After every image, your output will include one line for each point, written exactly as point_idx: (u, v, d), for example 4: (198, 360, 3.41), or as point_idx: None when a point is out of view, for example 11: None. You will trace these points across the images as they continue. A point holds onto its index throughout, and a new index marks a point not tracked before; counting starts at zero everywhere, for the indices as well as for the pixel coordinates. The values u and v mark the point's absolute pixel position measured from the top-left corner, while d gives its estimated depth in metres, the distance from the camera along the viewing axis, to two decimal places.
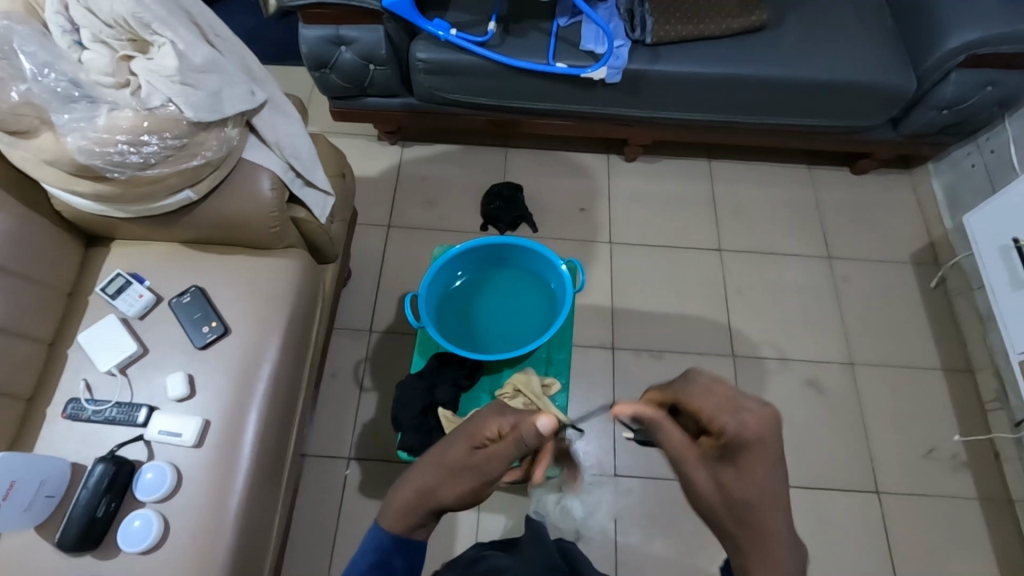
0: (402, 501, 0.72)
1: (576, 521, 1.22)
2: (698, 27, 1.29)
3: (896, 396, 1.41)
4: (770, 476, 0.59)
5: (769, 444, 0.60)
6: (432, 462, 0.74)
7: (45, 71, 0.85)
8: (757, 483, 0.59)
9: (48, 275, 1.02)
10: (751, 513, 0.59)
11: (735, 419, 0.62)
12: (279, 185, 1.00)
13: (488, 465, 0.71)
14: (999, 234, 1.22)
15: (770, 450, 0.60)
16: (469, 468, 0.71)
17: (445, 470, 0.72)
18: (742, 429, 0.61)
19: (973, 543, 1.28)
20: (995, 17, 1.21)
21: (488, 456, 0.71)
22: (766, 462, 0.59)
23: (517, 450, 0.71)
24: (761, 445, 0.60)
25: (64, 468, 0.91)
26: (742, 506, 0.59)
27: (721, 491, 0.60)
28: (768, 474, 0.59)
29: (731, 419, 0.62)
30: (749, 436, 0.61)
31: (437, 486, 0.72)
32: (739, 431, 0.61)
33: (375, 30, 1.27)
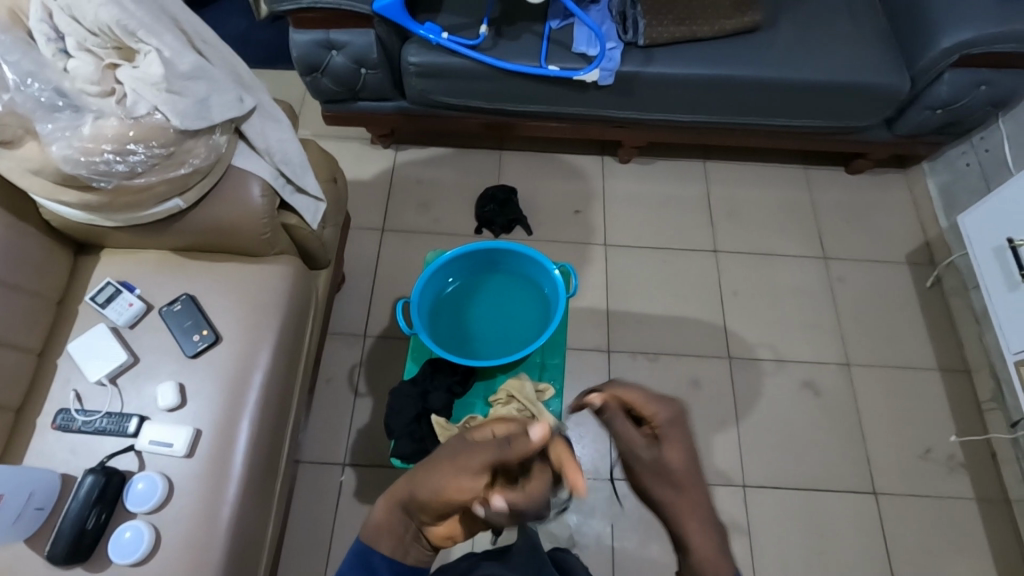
0: (394, 494, 0.77)
1: (570, 527, 1.23)
2: (690, 28, 1.28)
3: (892, 396, 1.40)
4: (689, 455, 0.74)
5: (681, 431, 0.75)
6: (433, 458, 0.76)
7: (28, 81, 0.83)
8: (683, 462, 0.73)
9: (37, 285, 1.02)
10: (681, 485, 0.73)
11: (656, 404, 0.77)
12: (269, 191, 0.99)
13: (466, 459, 0.69)
14: (994, 234, 1.22)
15: (685, 432, 0.75)
16: (450, 458, 0.71)
17: (435, 460, 0.74)
18: (664, 415, 0.76)
19: (971, 544, 1.27)
20: (988, 17, 1.21)
21: (470, 451, 0.70)
22: (684, 443, 0.75)
23: (495, 453, 0.68)
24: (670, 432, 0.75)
25: (53, 480, 0.90)
26: (682, 482, 0.73)
27: (657, 472, 0.74)
28: (686, 453, 0.74)
29: (657, 407, 0.76)
30: (670, 419, 0.76)
31: (422, 476, 0.74)
32: (665, 416, 0.76)
33: (366, 34, 1.26)
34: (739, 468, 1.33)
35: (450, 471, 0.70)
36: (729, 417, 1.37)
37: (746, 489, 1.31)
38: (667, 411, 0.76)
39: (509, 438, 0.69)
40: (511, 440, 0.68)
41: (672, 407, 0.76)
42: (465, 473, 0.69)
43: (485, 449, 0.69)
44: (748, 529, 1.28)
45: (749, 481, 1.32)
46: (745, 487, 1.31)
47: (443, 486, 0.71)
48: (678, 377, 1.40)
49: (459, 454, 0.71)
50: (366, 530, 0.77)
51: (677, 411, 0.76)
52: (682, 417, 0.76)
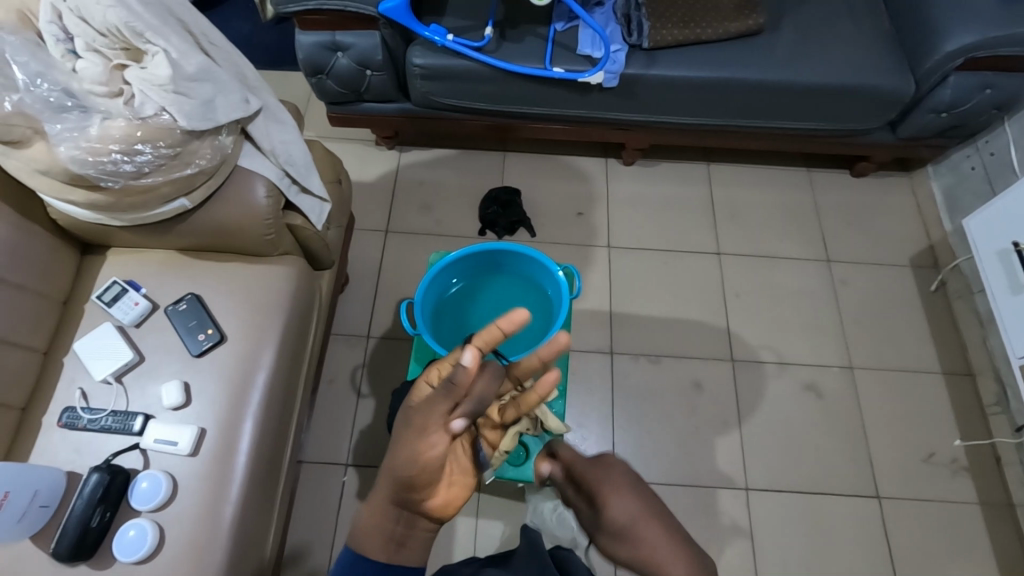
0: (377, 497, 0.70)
1: (573, 530, 1.21)
2: (694, 31, 1.29)
3: (895, 400, 1.40)
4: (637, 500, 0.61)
5: (618, 475, 0.64)
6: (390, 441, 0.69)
7: (38, 81, 0.84)
8: (629, 513, 0.60)
9: (44, 283, 1.02)
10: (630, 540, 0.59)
11: (585, 459, 0.67)
12: (274, 192, 1.00)
13: (425, 420, 0.64)
14: (998, 238, 1.22)
15: (625, 480, 0.63)
16: (408, 429, 0.65)
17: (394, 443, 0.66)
18: (592, 472, 0.65)
19: (974, 549, 1.27)
20: (992, 20, 1.21)
21: (424, 411, 0.65)
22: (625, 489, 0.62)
23: (446, 394, 0.64)
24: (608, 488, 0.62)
25: (58, 478, 0.90)
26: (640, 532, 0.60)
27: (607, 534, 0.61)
28: (628, 499, 0.61)
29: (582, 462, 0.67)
30: (602, 472, 0.64)
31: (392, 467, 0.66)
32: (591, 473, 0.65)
33: (371, 36, 1.27)
34: (741, 471, 1.32)
35: (418, 442, 0.64)
36: (731, 420, 1.37)
37: (749, 491, 1.31)
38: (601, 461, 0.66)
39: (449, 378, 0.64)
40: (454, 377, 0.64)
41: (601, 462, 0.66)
42: (430, 430, 0.65)
43: (435, 398, 0.65)
44: (750, 531, 1.27)
45: (751, 484, 1.31)
46: (747, 489, 1.31)
47: (416, 460, 0.65)
48: (680, 379, 1.40)
49: (413, 420, 0.65)
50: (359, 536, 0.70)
51: (611, 460, 0.66)
52: (612, 462, 0.65)
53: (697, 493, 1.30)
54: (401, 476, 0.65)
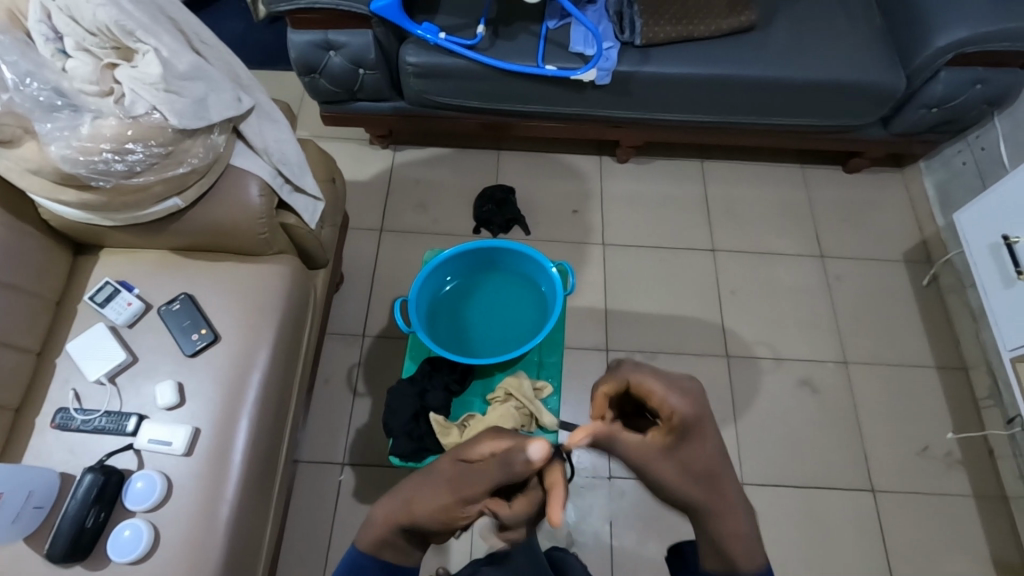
0: (388, 515, 0.80)
1: (568, 526, 1.24)
2: (687, 28, 1.29)
3: (889, 394, 1.41)
4: (714, 443, 0.73)
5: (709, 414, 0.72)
6: (427, 480, 0.79)
7: (27, 80, 0.84)
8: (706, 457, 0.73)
9: (36, 285, 1.02)
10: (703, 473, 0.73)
11: (672, 397, 0.71)
12: (268, 191, 1.00)
13: (470, 485, 0.73)
14: (990, 232, 1.22)
15: (709, 421, 0.72)
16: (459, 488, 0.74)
17: (434, 486, 0.77)
18: (687, 410, 0.70)
19: (968, 542, 1.28)
20: (982, 15, 1.22)
21: (473, 479, 0.73)
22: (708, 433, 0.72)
23: (500, 477, 0.71)
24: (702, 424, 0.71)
25: (52, 479, 0.90)
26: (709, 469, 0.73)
27: (684, 467, 0.72)
28: (708, 444, 0.72)
29: (675, 397, 0.71)
30: (694, 414, 0.71)
31: (422, 505, 0.77)
32: (684, 409, 0.70)
33: (363, 34, 1.27)
34: (737, 466, 1.33)
35: (454, 495, 0.74)
36: (727, 416, 1.37)
37: (745, 487, 1.31)
38: (684, 403, 0.71)
39: (506, 460, 0.71)
40: (512, 461, 0.70)
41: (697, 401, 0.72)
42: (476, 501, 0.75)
43: (489, 471, 0.72)
44: None
45: (747, 479, 1.32)
46: (744, 485, 1.31)
47: (444, 507, 0.75)
48: None
49: (458, 480, 0.75)
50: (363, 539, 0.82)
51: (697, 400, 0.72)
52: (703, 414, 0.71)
53: None
54: (426, 510, 0.77)
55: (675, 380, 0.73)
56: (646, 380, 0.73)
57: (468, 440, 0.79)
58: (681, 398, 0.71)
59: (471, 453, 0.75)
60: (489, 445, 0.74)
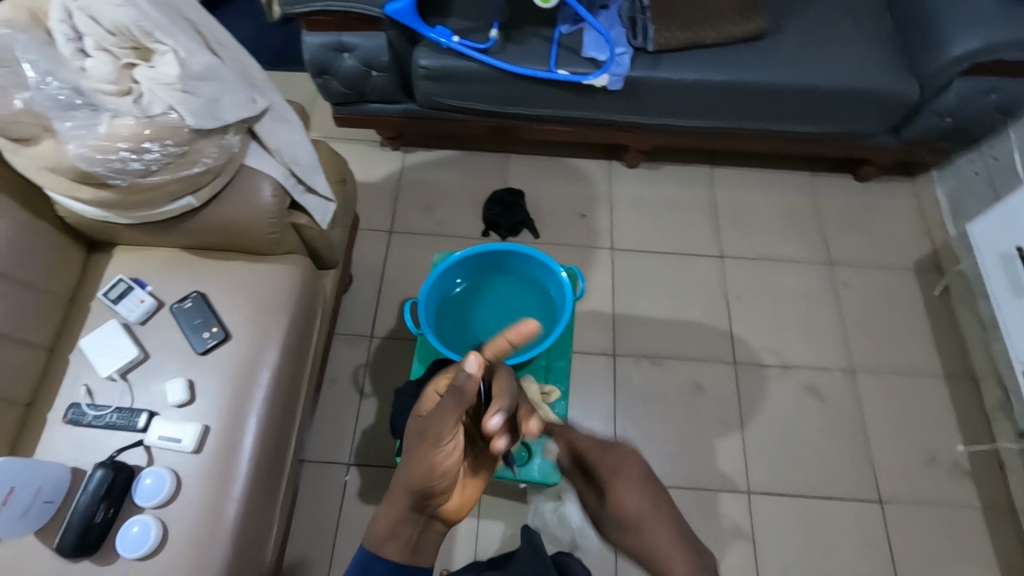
0: (392, 509, 0.77)
1: (572, 529, 1.23)
2: (698, 34, 1.29)
3: (897, 404, 1.40)
4: (643, 495, 0.70)
5: (634, 467, 0.74)
6: (404, 456, 0.75)
7: (47, 79, 0.84)
8: (635, 503, 0.70)
9: (50, 281, 1.03)
10: (632, 523, 0.69)
11: (597, 454, 0.77)
12: (280, 191, 1.01)
13: (433, 433, 0.70)
14: (1002, 242, 1.22)
15: (630, 474, 0.73)
16: (423, 438, 0.71)
17: (409, 457, 0.73)
18: (609, 468, 0.74)
19: (976, 555, 1.27)
20: (997, 25, 1.21)
21: (434, 422, 0.70)
22: (635, 483, 0.72)
23: (455, 403, 0.69)
24: (620, 473, 0.73)
25: (63, 474, 0.91)
26: (644, 516, 0.69)
27: (618, 519, 0.70)
28: (639, 492, 0.71)
29: (605, 458, 0.76)
30: (611, 467, 0.74)
31: (409, 476, 0.73)
32: (607, 467, 0.74)
33: (377, 37, 1.27)
34: (743, 473, 1.32)
35: (424, 450, 0.71)
36: (734, 423, 1.37)
37: (750, 494, 1.31)
38: (609, 458, 0.75)
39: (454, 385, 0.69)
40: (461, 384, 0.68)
41: (613, 453, 0.76)
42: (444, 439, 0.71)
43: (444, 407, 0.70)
44: (752, 534, 1.27)
45: (752, 486, 1.31)
46: (750, 492, 1.31)
47: (423, 466, 0.72)
48: (682, 381, 1.40)
49: (420, 434, 0.71)
50: (370, 539, 0.79)
51: (620, 456, 0.75)
52: (622, 465, 0.74)
53: (698, 495, 1.30)
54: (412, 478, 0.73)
55: (615, 452, 0.76)
56: (588, 450, 0.78)
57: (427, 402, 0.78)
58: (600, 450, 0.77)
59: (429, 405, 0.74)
60: (436, 388, 0.80)
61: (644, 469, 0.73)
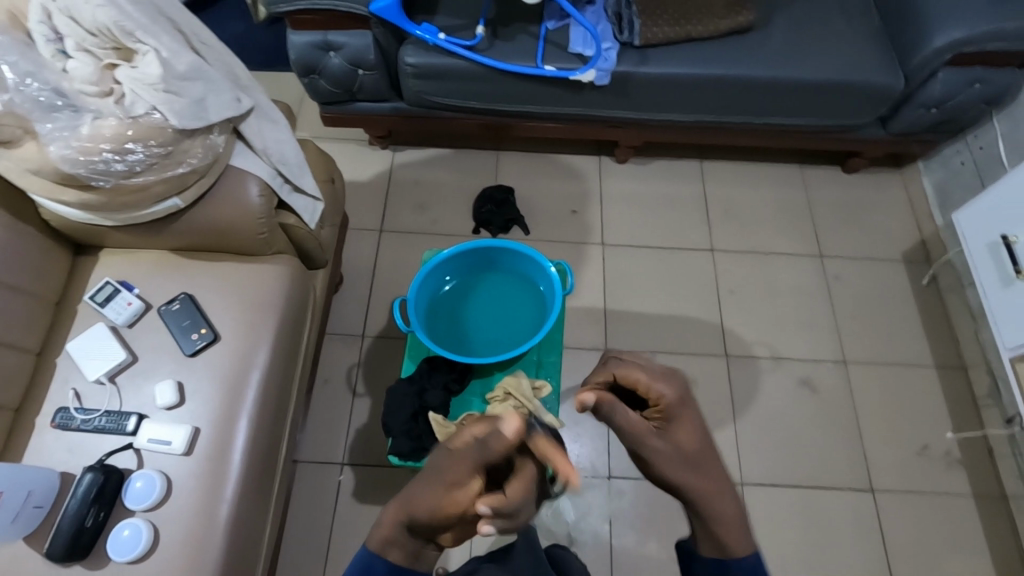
0: (391, 515, 0.72)
1: (567, 525, 1.24)
2: (685, 28, 1.29)
3: (888, 393, 1.41)
4: (701, 433, 0.69)
5: (693, 402, 0.70)
6: (420, 474, 0.71)
7: (27, 80, 0.84)
8: (691, 440, 0.68)
9: (36, 285, 1.02)
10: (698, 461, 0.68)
11: (658, 387, 0.70)
12: (267, 191, 1.00)
13: (456, 467, 0.67)
14: (988, 232, 1.23)
15: (694, 410, 0.69)
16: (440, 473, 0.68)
17: (421, 478, 0.69)
18: (669, 395, 0.69)
19: (968, 542, 1.28)
20: (980, 15, 1.22)
21: (455, 456, 0.68)
22: (697, 422, 0.69)
23: (480, 455, 0.66)
24: (687, 410, 0.69)
25: (52, 479, 0.90)
26: (700, 458, 0.68)
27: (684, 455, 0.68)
28: (699, 431, 0.69)
29: (661, 386, 0.70)
30: (678, 398, 0.69)
31: (415, 496, 0.69)
32: (668, 396, 0.69)
33: (363, 35, 1.27)
34: (736, 466, 1.33)
35: (440, 487, 0.67)
36: (727, 416, 1.37)
37: (744, 486, 1.31)
38: (669, 390, 0.70)
39: (484, 438, 0.67)
40: (489, 438, 0.66)
41: (676, 385, 0.70)
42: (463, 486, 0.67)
43: (468, 450, 0.67)
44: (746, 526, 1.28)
45: (746, 479, 1.32)
46: (743, 484, 1.31)
47: (435, 500, 0.68)
48: None
49: (440, 468, 0.68)
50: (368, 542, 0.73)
51: (681, 387, 0.70)
52: (688, 395, 0.70)
53: None
54: (422, 508, 0.69)
55: (660, 371, 0.72)
56: (633, 371, 0.73)
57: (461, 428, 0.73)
58: (659, 382, 0.71)
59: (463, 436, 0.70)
60: (473, 428, 0.70)
61: (694, 403, 0.70)
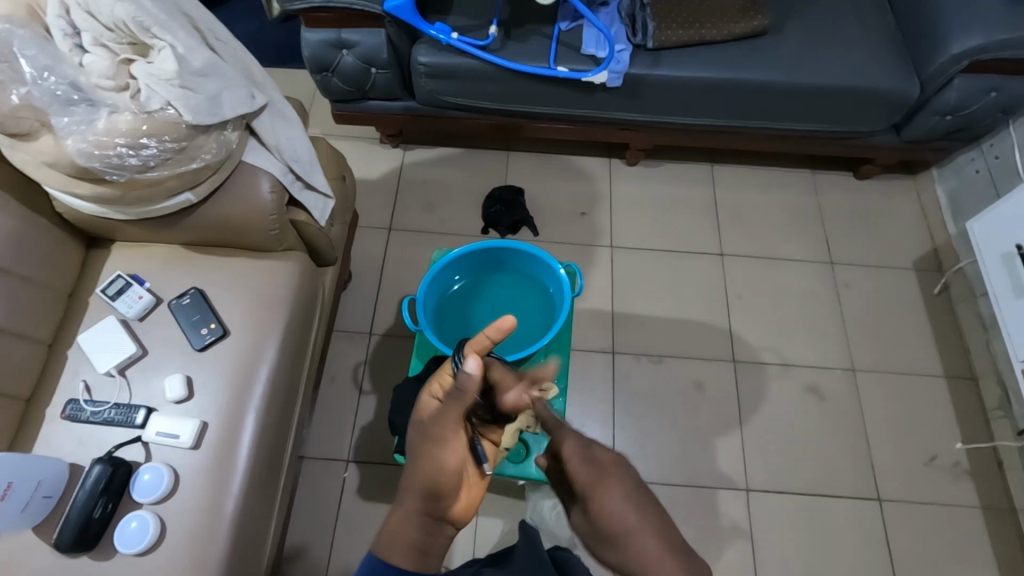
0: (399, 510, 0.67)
1: (570, 528, 1.21)
2: (699, 32, 1.29)
3: (897, 402, 1.40)
4: (625, 497, 0.57)
5: (608, 477, 0.59)
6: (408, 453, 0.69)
7: (45, 74, 0.85)
8: (618, 517, 0.55)
9: (49, 277, 1.03)
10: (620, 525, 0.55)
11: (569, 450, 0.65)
12: (278, 187, 1.01)
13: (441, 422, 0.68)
14: (1002, 241, 1.21)
15: (613, 481, 0.58)
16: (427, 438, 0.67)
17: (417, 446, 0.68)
18: (584, 475, 0.61)
19: (975, 554, 1.26)
20: (998, 23, 1.21)
21: (440, 415, 0.68)
22: (617, 488, 0.58)
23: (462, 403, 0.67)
24: (601, 483, 0.59)
25: (61, 469, 0.91)
26: (628, 508, 0.56)
27: (613, 514, 0.56)
28: (620, 491, 0.57)
29: (576, 463, 0.62)
30: (591, 478, 0.60)
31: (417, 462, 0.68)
32: (584, 475, 0.61)
33: (377, 34, 1.27)
34: (742, 472, 1.32)
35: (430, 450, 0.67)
36: (733, 421, 1.37)
37: (749, 492, 1.31)
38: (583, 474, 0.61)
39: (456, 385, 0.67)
40: (460, 384, 0.65)
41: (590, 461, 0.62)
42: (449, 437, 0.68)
43: (449, 405, 0.68)
44: (750, 533, 1.27)
45: (751, 485, 1.31)
46: (748, 490, 1.31)
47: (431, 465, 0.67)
48: (682, 379, 1.40)
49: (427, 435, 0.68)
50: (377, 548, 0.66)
51: (590, 465, 0.62)
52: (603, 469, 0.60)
53: (697, 492, 1.30)
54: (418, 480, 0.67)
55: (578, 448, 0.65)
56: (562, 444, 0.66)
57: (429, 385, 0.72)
58: (580, 464, 0.62)
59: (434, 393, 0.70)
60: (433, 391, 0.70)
61: (620, 475, 0.59)
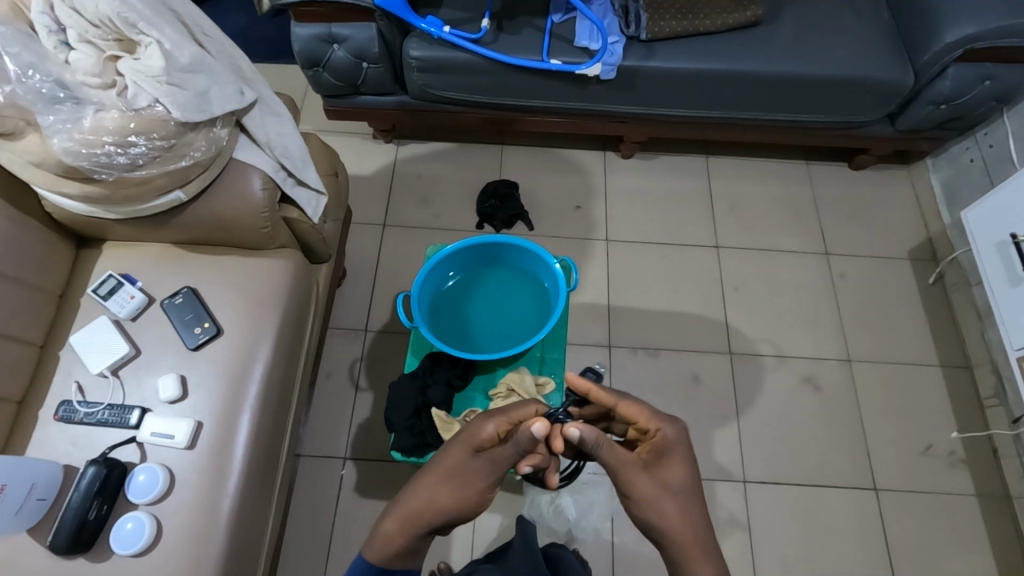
0: (399, 525, 0.72)
1: (568, 522, 1.24)
2: (693, 23, 1.28)
3: (892, 392, 1.40)
4: (693, 475, 0.73)
5: (685, 449, 0.75)
6: (430, 472, 0.74)
7: (29, 72, 0.84)
8: (681, 480, 0.72)
9: (40, 277, 1.02)
10: (678, 494, 0.71)
11: (665, 423, 0.76)
12: (270, 184, 1.00)
13: (493, 472, 0.73)
14: (997, 230, 1.21)
15: (689, 458, 0.74)
16: (469, 474, 0.72)
17: (450, 481, 0.72)
18: (671, 431, 0.75)
19: (970, 542, 1.27)
20: (992, 10, 1.20)
21: (486, 460, 0.72)
22: (683, 474, 0.72)
23: (516, 454, 0.72)
24: (681, 457, 0.74)
25: (55, 471, 0.90)
26: (680, 497, 0.71)
27: (667, 490, 0.71)
28: (687, 472, 0.73)
29: (663, 422, 0.76)
30: (676, 437, 0.75)
31: (442, 494, 0.72)
32: (674, 434, 0.75)
33: (367, 28, 1.26)
34: (739, 464, 1.33)
35: (475, 489, 0.72)
36: (730, 413, 1.37)
37: (747, 484, 1.31)
38: (671, 429, 0.76)
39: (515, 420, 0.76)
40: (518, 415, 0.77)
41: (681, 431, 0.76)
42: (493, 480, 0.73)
43: (501, 452, 0.72)
44: (748, 524, 1.28)
45: (749, 477, 1.32)
46: (745, 482, 1.31)
47: (466, 503, 0.72)
48: (678, 372, 1.40)
49: (473, 471, 0.72)
50: (370, 553, 0.73)
51: (681, 433, 0.76)
52: (685, 443, 0.75)
53: None
54: (443, 510, 0.72)
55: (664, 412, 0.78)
56: (637, 406, 0.78)
57: (462, 427, 0.78)
58: (664, 421, 0.77)
59: (482, 426, 0.74)
60: (496, 424, 0.74)
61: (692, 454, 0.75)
